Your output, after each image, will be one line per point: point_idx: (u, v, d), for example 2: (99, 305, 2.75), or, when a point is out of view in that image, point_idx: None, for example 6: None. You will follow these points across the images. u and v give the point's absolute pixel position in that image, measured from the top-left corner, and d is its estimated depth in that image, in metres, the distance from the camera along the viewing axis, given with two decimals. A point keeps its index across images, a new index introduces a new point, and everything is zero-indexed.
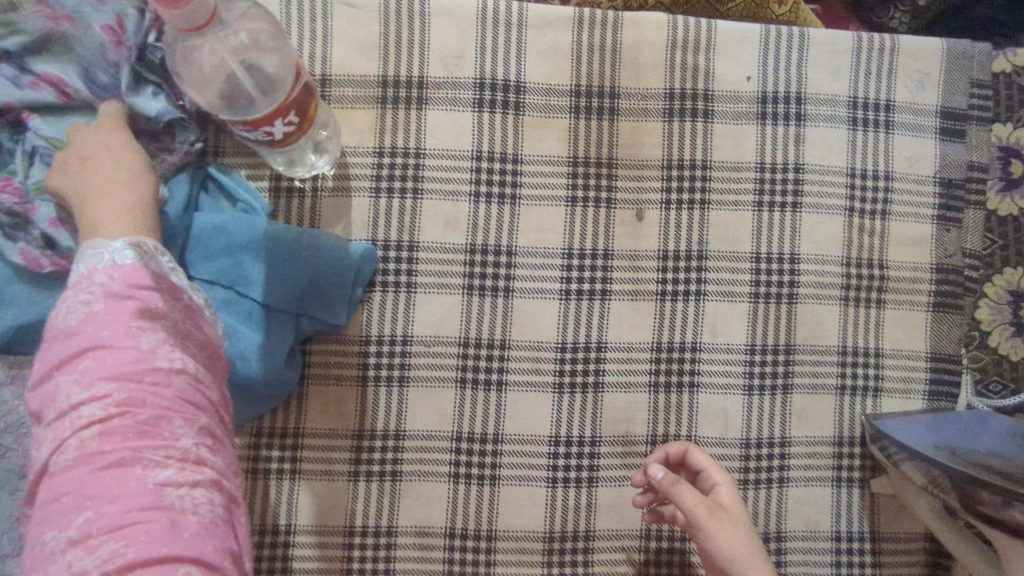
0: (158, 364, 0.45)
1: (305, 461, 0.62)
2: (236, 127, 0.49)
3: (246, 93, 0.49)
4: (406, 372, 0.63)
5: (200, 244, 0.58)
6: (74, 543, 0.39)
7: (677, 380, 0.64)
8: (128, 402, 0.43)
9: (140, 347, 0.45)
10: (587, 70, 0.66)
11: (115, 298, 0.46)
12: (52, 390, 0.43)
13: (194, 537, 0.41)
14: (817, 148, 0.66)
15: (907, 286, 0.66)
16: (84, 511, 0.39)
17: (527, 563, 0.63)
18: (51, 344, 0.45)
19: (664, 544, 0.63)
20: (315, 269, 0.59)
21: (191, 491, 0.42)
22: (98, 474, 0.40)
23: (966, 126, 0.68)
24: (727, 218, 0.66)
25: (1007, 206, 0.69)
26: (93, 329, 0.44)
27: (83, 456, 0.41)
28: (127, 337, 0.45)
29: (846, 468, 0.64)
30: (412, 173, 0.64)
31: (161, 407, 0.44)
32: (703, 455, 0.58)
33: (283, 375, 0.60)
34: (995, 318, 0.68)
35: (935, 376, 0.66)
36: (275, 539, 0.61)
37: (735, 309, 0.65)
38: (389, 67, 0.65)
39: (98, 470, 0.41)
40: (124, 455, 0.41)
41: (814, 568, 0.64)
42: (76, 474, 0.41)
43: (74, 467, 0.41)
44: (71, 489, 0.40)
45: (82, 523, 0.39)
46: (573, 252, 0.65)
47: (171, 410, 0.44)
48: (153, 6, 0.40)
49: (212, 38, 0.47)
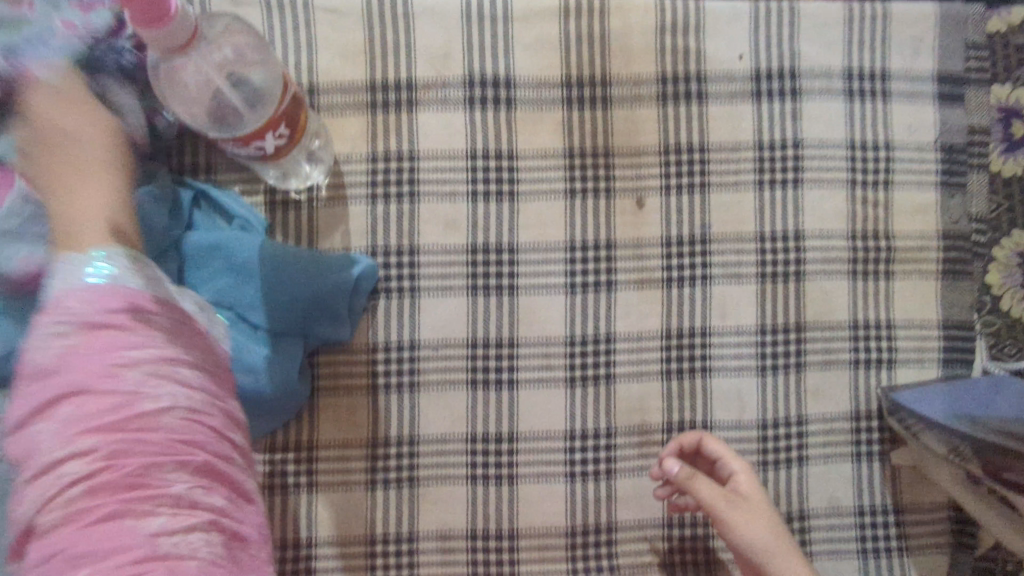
0: (143, 407, 0.37)
1: (322, 473, 0.62)
2: (227, 144, 0.48)
3: (236, 109, 0.48)
4: (416, 377, 0.63)
5: (200, 264, 0.58)
6: None
7: (688, 366, 0.64)
8: (115, 452, 0.36)
9: (119, 390, 0.37)
10: (576, 60, 0.65)
11: (89, 328, 0.38)
12: (28, 440, 0.36)
13: None
14: (816, 122, 0.66)
15: (915, 255, 0.65)
16: (77, 571, 0.34)
17: (551, 561, 0.62)
18: (24, 383, 0.38)
19: (687, 531, 0.63)
20: (316, 281, 0.59)
21: (185, 536, 0.37)
22: (87, 530, 0.34)
23: (964, 90, 0.67)
24: (728, 199, 0.65)
25: (1011, 167, 0.67)
26: (70, 367, 0.37)
27: (66, 511, 0.35)
28: (105, 377, 0.37)
29: (865, 442, 0.64)
30: (407, 176, 0.64)
31: (149, 454, 0.37)
32: (718, 444, 0.57)
33: (292, 388, 0.59)
34: (1007, 281, 0.66)
35: (949, 345, 0.65)
36: (298, 552, 0.61)
37: (743, 290, 0.64)
38: (376, 71, 0.64)
39: (87, 526, 0.35)
40: (114, 508, 0.35)
41: (840, 544, 0.63)
42: (61, 533, 0.34)
43: (61, 524, 0.35)
44: (59, 548, 0.34)
45: None
46: (575, 244, 0.64)
47: (162, 455, 0.37)
48: (145, 34, 0.40)
49: (197, 58, 0.46)
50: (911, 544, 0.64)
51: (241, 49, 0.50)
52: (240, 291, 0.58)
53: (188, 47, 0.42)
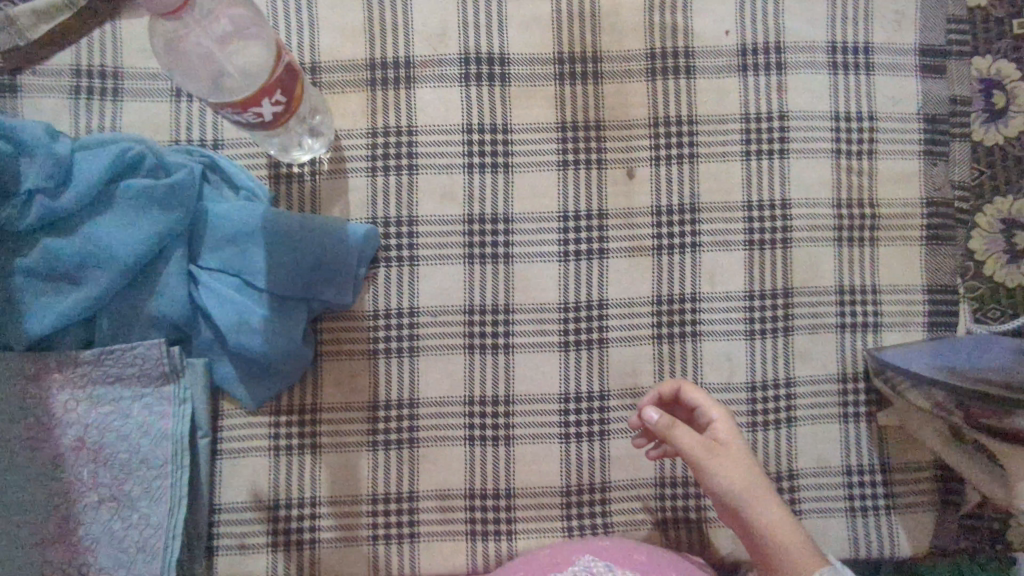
0: None
1: (324, 435, 0.64)
2: (225, 111, 0.50)
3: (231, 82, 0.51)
4: (415, 341, 0.65)
5: (207, 234, 0.61)
6: None
7: (679, 330, 0.66)
8: None
9: None
10: (568, 38, 0.67)
11: None
12: None
13: None
14: (800, 95, 0.68)
15: (898, 222, 0.67)
16: None
17: (547, 519, 0.64)
18: None
19: (679, 491, 0.65)
20: (318, 246, 0.61)
21: None
22: None
23: (946, 62, 0.69)
24: (716, 169, 0.67)
25: (992, 137, 0.70)
26: None
27: None
28: None
29: (852, 403, 0.66)
30: (406, 150, 0.66)
31: None
32: (695, 392, 0.59)
33: (296, 351, 0.62)
34: (990, 247, 0.69)
35: (933, 309, 0.67)
36: (302, 512, 0.64)
37: (732, 257, 0.66)
38: (375, 50, 0.67)
39: None
40: None
41: (828, 503, 0.65)
42: None
43: None
44: None
45: None
46: (569, 213, 0.66)
47: None
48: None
49: (193, 22, 0.49)
50: (898, 503, 0.65)
51: (239, 23, 0.52)
52: (245, 257, 0.61)
53: (180, 9, 0.44)
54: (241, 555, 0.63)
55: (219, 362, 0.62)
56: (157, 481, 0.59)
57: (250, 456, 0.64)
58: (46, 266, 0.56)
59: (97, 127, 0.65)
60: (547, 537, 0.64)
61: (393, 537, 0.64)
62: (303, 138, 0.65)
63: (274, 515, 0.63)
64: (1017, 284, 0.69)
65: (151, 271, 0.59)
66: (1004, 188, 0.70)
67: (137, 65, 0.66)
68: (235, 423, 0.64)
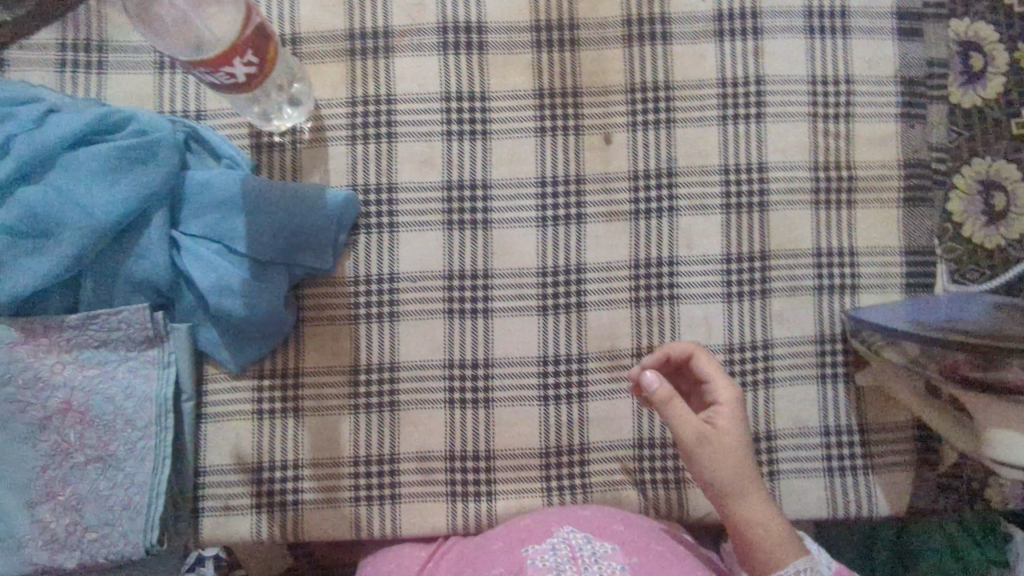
0: None
1: (308, 398, 0.65)
2: (198, 71, 0.51)
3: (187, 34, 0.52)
4: (395, 308, 0.66)
5: (187, 200, 0.62)
6: None
7: (658, 294, 0.66)
8: None
9: None
10: (545, 5, 0.68)
11: None
12: None
13: None
14: (776, 58, 0.68)
15: (874, 182, 0.68)
16: None
17: (527, 478, 0.65)
18: None
19: (657, 451, 0.65)
20: (299, 212, 0.62)
21: None
22: None
23: (924, 23, 0.69)
24: (696, 132, 0.68)
25: (970, 99, 0.73)
26: None
27: None
28: None
29: (829, 364, 0.66)
30: (385, 118, 0.67)
31: None
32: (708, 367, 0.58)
33: (281, 317, 0.63)
34: (966, 208, 0.72)
35: (910, 269, 0.67)
36: (288, 475, 0.65)
37: (709, 220, 0.67)
38: (355, 21, 0.67)
39: None
40: None
41: (804, 464, 0.65)
42: None
43: None
44: None
45: None
46: (546, 180, 0.67)
47: None
48: None
49: None
50: (874, 459, 0.66)
51: None
52: (228, 221, 0.62)
53: None
54: (225, 516, 0.64)
55: (204, 327, 0.64)
56: (142, 440, 0.61)
57: (234, 420, 0.65)
58: (29, 227, 0.57)
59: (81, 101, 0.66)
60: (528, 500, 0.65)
61: (376, 498, 0.65)
62: (284, 106, 0.67)
63: (258, 477, 0.65)
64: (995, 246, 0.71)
65: (131, 236, 0.60)
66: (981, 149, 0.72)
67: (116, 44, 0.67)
68: (220, 386, 0.65)
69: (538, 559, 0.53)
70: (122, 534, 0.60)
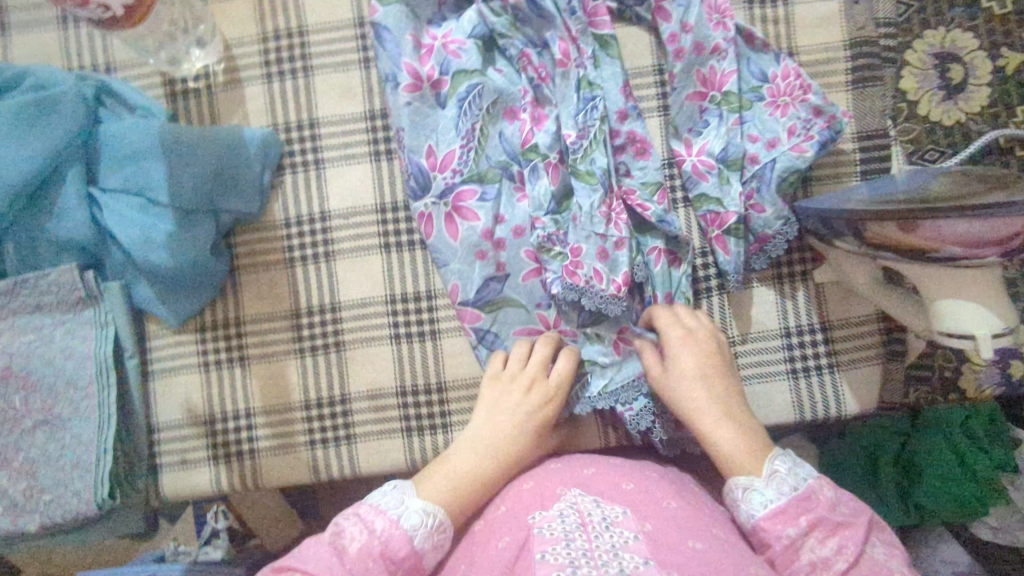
0: (504, 533, 0.55)
1: (453, 400, 0.71)
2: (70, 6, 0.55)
3: (514, 197, 0.68)
4: (331, 247, 0.72)
5: (108, 154, 0.68)
6: (496, 550, 0.53)
7: (799, 252, 0.71)
8: (510, 533, 0.54)
9: (515, 518, 0.56)
10: (368, 97, 0.72)
11: (514, 509, 0.57)
12: (513, 546, 0.52)
13: (511, 526, 0.55)
14: (627, 47, 0.71)
15: (821, 65, 0.70)
16: (471, 554, 0.55)
17: (773, 370, 0.70)
18: (505, 543, 0.52)
19: (807, 341, 0.70)
20: (220, 154, 0.68)
21: (542, 519, 0.53)
22: (503, 532, 0.54)
23: (535, 19, 0.69)
24: (631, 46, 0.72)
25: (633, 32, 0.72)
26: (503, 528, 0.55)
27: (509, 539, 0.53)
28: (508, 527, 0.55)
29: (788, 265, 0.71)
30: (299, 52, 0.72)
31: (505, 533, 0.54)
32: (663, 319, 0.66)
33: (203, 262, 0.69)
34: (920, 69, 0.79)
35: (866, 155, 0.70)
36: (238, 424, 0.72)
37: (836, 99, 0.70)
38: (275, 92, 0.72)
39: (512, 522, 0.55)
40: (514, 528, 0.54)
41: (855, 364, 0.70)
42: (503, 529, 0.55)
43: (508, 545, 0.52)
44: (501, 527, 0.55)
45: (503, 541, 0.53)
46: (665, 108, 0.71)
47: (508, 541, 0.53)
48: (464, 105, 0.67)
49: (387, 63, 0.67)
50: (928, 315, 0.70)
51: (329, 86, 0.72)
52: (174, 175, 0.66)
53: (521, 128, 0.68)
54: (184, 470, 0.72)
55: (135, 283, 0.71)
56: (84, 401, 0.67)
57: (384, 438, 0.71)
58: (57, 157, 0.65)
59: (307, 192, 0.72)
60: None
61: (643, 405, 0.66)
62: (191, 49, 0.72)
63: (210, 428, 0.72)
64: (954, 121, 0.79)
65: (114, 201, 0.68)
66: (935, 21, 0.79)
67: (4, 22, 0.73)
68: (163, 341, 0.73)
69: (545, 528, 0.51)
70: (74, 494, 0.65)
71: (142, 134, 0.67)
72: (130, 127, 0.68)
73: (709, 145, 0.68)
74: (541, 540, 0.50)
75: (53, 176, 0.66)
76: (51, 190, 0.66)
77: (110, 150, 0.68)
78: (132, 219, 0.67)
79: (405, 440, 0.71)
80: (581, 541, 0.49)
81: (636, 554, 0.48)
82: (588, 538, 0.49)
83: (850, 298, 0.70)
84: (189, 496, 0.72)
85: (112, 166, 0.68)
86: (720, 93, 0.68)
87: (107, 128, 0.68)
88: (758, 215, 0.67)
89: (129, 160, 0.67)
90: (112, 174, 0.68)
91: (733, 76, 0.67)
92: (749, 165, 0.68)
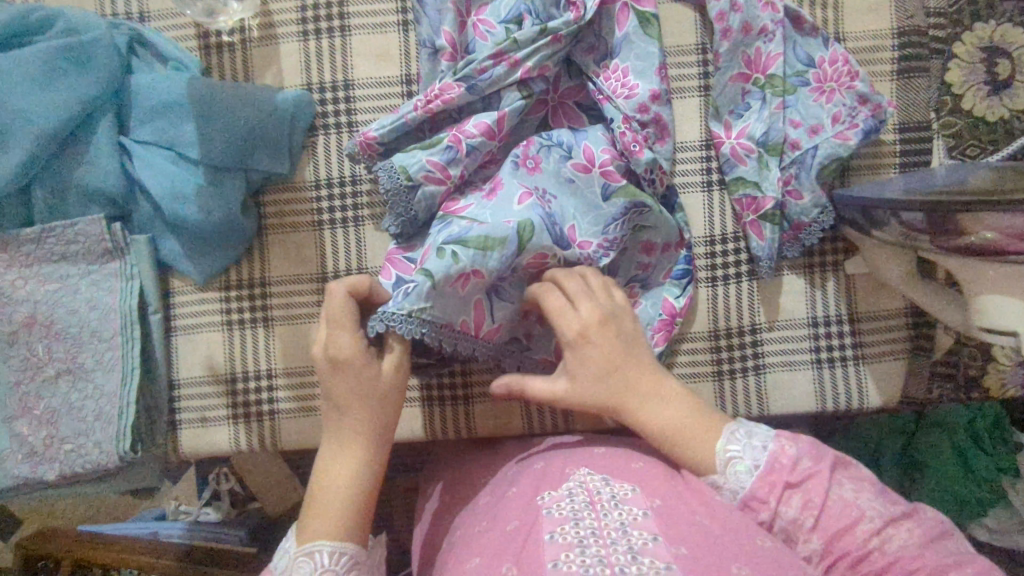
0: (512, 514, 0.53)
1: (475, 373, 0.72)
2: None
3: (525, 172, 0.65)
4: (360, 211, 0.71)
5: (139, 106, 0.67)
6: (506, 528, 0.52)
7: (832, 245, 0.70)
8: (518, 513, 0.53)
9: (524, 499, 0.55)
10: (403, 61, 0.71)
11: (523, 490, 0.56)
12: (522, 524, 0.50)
13: (520, 507, 0.54)
14: (670, 25, 0.70)
15: (868, 52, 0.69)
16: (480, 530, 0.55)
17: (798, 358, 0.70)
18: (514, 525, 0.51)
19: (833, 331, 0.70)
20: (250, 112, 0.67)
21: (551, 497, 0.52)
22: (514, 513, 0.53)
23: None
24: (677, 23, 0.70)
25: (678, 10, 0.70)
26: (511, 510, 0.54)
27: (517, 520, 0.52)
28: (518, 508, 0.54)
29: (819, 256, 0.70)
30: (337, 11, 0.71)
31: (515, 512, 0.53)
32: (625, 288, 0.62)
33: (233, 220, 0.68)
34: (969, 62, 0.78)
35: (907, 146, 0.69)
36: (259, 385, 0.71)
37: (880, 88, 0.69)
38: (310, 51, 0.71)
39: (522, 504, 0.54)
40: (522, 508, 0.53)
41: (878, 357, 0.70)
42: (512, 510, 0.54)
43: (517, 525, 0.51)
44: (512, 506, 0.55)
45: (512, 523, 0.52)
46: (708, 87, 0.70)
47: (519, 520, 0.51)
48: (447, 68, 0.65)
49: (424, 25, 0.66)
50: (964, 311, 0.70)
51: (366, 47, 0.71)
52: (205, 130, 0.65)
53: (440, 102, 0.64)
54: (203, 426, 0.72)
55: (162, 238, 0.69)
56: (109, 352, 0.67)
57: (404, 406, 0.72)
58: (87, 105, 0.64)
59: (337, 155, 0.71)
60: (511, 415, 0.72)
61: (737, 365, 0.70)
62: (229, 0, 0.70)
63: (231, 387, 0.71)
64: (997, 117, 0.78)
65: (144, 152, 0.67)
66: (985, 14, 0.77)
67: None
68: (187, 298, 0.72)
69: (553, 509, 0.50)
70: (94, 444, 0.65)
71: (175, 86, 0.66)
72: (164, 78, 0.67)
73: (750, 128, 0.67)
74: (549, 520, 0.48)
75: (83, 126, 0.65)
76: (81, 139, 0.65)
77: (142, 102, 0.67)
78: (162, 172, 0.66)
79: (425, 409, 0.71)
80: (590, 520, 0.47)
81: (645, 530, 0.46)
82: (597, 517, 0.48)
83: (880, 291, 0.70)
84: (209, 452, 0.72)
85: (144, 118, 0.67)
86: (763, 75, 0.67)
87: (139, 78, 0.67)
88: (795, 201, 0.67)
89: (161, 113, 0.66)
90: (142, 126, 0.67)
91: (779, 59, 0.66)
92: (789, 149, 0.67)
